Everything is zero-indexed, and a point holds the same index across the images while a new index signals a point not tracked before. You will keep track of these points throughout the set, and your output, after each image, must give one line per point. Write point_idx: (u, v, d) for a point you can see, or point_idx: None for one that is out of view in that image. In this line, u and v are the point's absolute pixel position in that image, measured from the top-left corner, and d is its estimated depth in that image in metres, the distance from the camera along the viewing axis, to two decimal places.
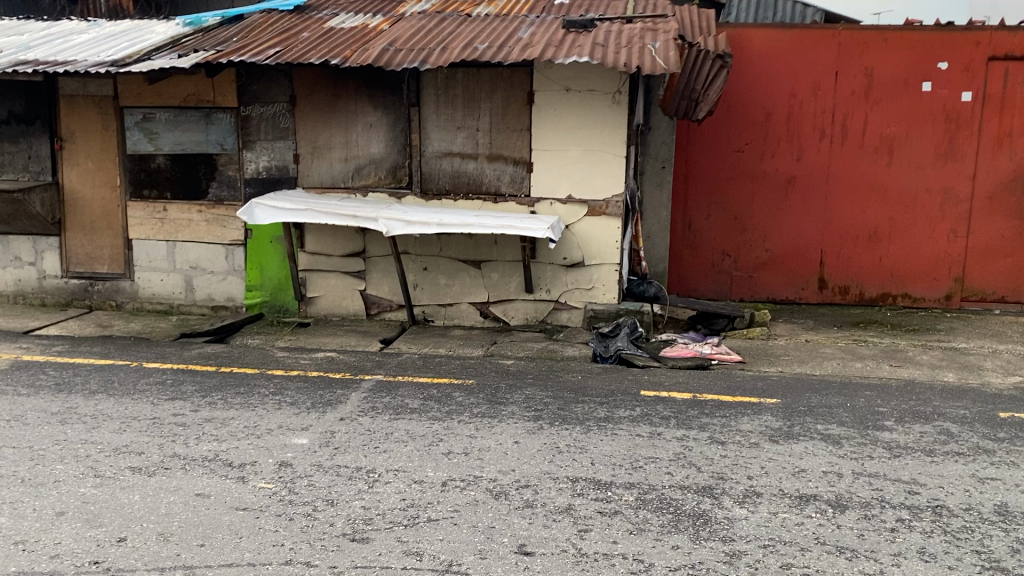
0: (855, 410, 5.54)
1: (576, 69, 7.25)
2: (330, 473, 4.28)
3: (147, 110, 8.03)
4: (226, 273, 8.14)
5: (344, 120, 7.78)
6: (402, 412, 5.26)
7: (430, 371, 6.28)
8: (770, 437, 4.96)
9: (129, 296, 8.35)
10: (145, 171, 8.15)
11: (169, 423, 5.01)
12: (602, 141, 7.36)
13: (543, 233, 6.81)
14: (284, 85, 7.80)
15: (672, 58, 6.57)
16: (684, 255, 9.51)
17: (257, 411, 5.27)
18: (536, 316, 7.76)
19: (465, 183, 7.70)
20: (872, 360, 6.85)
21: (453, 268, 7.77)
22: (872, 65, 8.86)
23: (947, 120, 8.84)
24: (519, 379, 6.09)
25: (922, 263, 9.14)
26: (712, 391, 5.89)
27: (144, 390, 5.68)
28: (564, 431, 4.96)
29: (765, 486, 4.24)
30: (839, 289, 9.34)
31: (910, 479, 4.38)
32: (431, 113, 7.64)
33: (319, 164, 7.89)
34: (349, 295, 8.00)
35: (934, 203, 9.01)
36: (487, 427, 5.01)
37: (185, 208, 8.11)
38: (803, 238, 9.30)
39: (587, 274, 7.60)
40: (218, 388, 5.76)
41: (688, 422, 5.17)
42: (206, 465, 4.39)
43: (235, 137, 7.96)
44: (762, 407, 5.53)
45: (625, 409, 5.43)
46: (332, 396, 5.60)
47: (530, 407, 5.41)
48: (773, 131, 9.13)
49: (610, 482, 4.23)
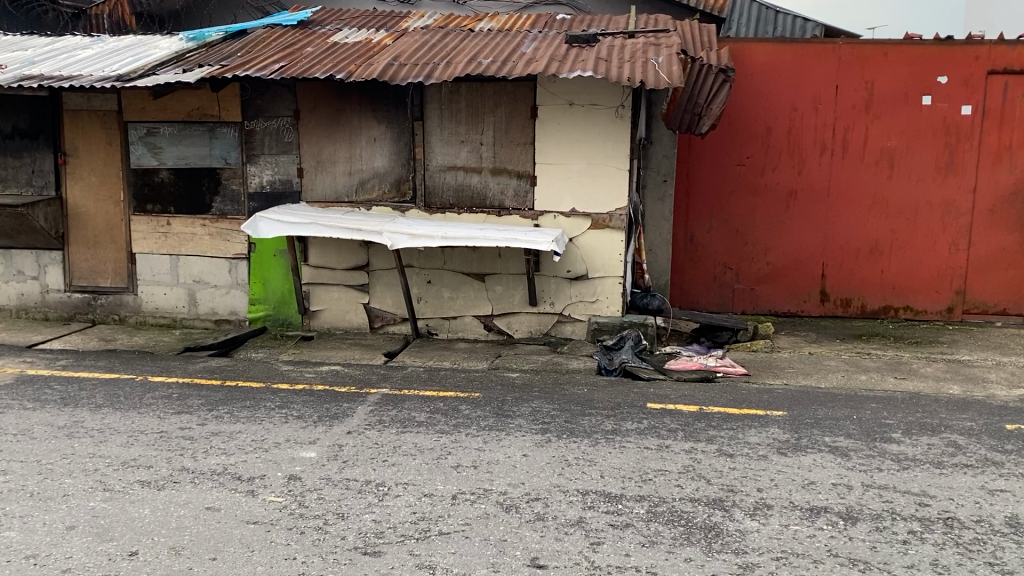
0: (862, 422, 5.54)
1: (580, 83, 7.29)
2: (340, 487, 4.27)
3: (151, 125, 8.05)
4: (230, 287, 8.14)
5: (348, 134, 7.81)
6: (410, 425, 5.25)
7: (436, 384, 6.28)
8: (778, 449, 4.97)
9: (132, 309, 8.34)
10: (149, 185, 8.16)
11: (176, 437, 5.00)
12: (606, 155, 7.39)
13: (548, 246, 6.80)
14: (288, 100, 7.83)
15: (675, 72, 6.60)
16: (686, 268, 9.54)
17: (264, 424, 5.26)
18: (539, 328, 7.76)
19: (469, 197, 7.72)
20: (877, 373, 6.86)
21: (457, 281, 7.77)
22: (872, 79, 8.91)
23: (947, 133, 8.89)
24: (525, 392, 6.09)
25: (923, 276, 9.17)
26: (719, 404, 5.89)
27: (150, 404, 5.66)
28: (572, 444, 4.96)
29: (776, 498, 4.24)
30: (841, 301, 9.36)
31: (920, 492, 4.37)
32: (435, 127, 7.66)
33: (323, 178, 7.92)
34: (353, 308, 8.00)
35: (936, 216, 9.04)
36: (495, 440, 5.00)
37: (189, 222, 8.12)
38: (805, 251, 9.32)
39: (590, 287, 7.60)
40: (224, 402, 5.75)
41: (696, 434, 5.18)
42: (215, 479, 4.38)
43: (239, 151, 7.98)
44: (769, 420, 5.53)
45: (632, 421, 5.43)
46: (339, 409, 5.59)
47: (537, 420, 5.40)
48: (774, 145, 9.17)
49: (620, 495, 4.22)
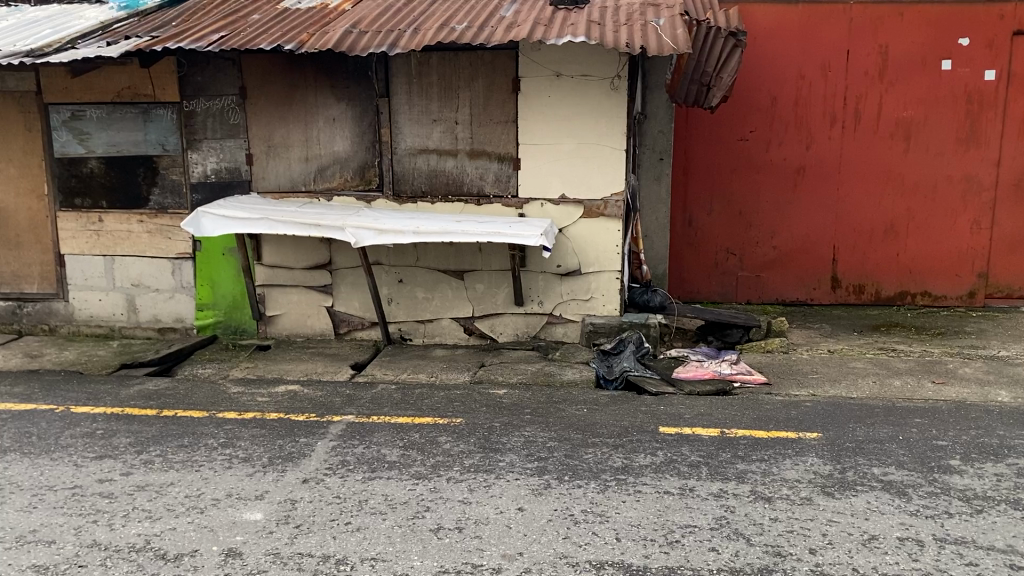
0: (911, 445, 4.69)
1: (569, 51, 6.34)
2: (289, 568, 3.38)
3: (76, 107, 7.01)
4: (174, 290, 7.17)
5: (303, 114, 6.83)
6: (379, 469, 4.35)
7: (410, 408, 5.36)
8: (822, 489, 4.12)
9: (63, 318, 7.34)
10: (77, 176, 7.14)
11: (91, 496, 4.07)
12: (599, 133, 6.47)
13: (536, 241, 5.90)
14: (233, 75, 6.81)
15: (681, 37, 5.68)
16: (685, 255, 8.70)
17: (202, 473, 4.34)
18: (527, 331, 6.88)
19: (443, 184, 6.78)
20: (911, 377, 6.01)
21: (431, 280, 6.86)
22: (886, 43, 8.04)
23: (969, 102, 8.06)
24: (516, 416, 5.19)
25: (943, 258, 8.38)
26: (742, 425, 5.04)
27: (67, 446, 4.72)
28: (576, 490, 4.09)
29: (835, 566, 3.40)
30: (854, 288, 8.56)
31: (1006, 548, 3.55)
32: (402, 104, 6.70)
33: (275, 165, 6.95)
34: (315, 312, 7.07)
35: (956, 193, 8.24)
36: (482, 487, 4.12)
37: (124, 217, 7.12)
38: (814, 233, 8.50)
39: (584, 284, 6.72)
40: (158, 440, 4.83)
41: (722, 471, 4.33)
42: (131, 560, 3.46)
43: (178, 135, 6.98)
44: (805, 446, 4.69)
45: (644, 454, 4.56)
46: (294, 447, 4.68)
47: (531, 455, 4.52)
48: (779, 117, 8.31)
49: (642, 568, 3.37)
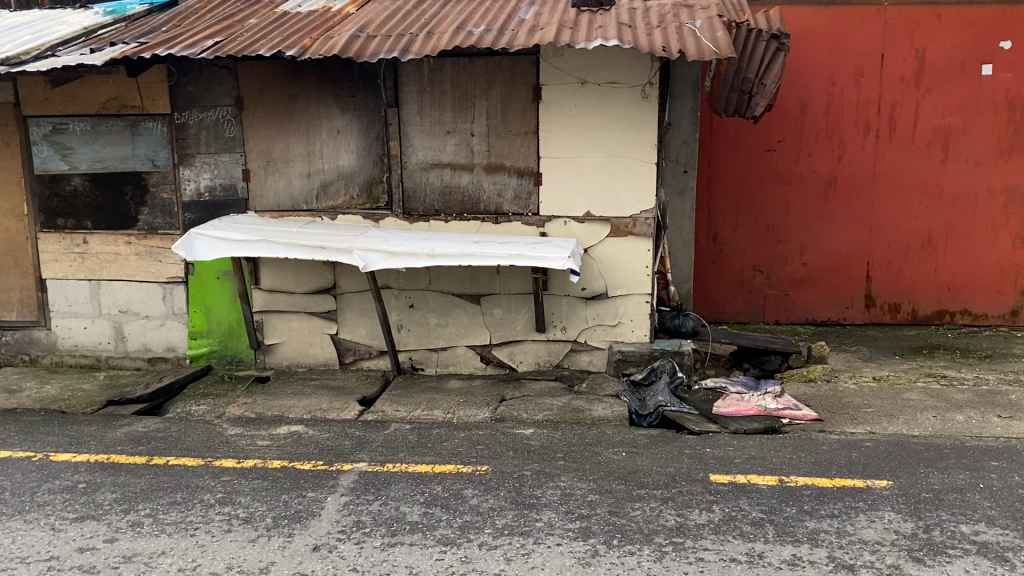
0: (997, 496, 4.16)
1: (595, 56, 5.83)
2: None
3: (57, 119, 6.48)
4: (165, 317, 6.62)
5: (305, 125, 6.30)
6: (400, 532, 3.81)
7: (428, 454, 4.81)
8: (911, 554, 3.59)
9: (46, 347, 6.79)
10: (59, 195, 6.60)
11: (68, 572, 3.51)
12: (627, 145, 5.95)
13: (563, 264, 5.35)
14: (228, 84, 6.28)
15: (722, 40, 5.17)
16: (709, 273, 8.19)
17: (198, 539, 3.78)
18: (549, 360, 6.34)
19: (458, 201, 6.26)
20: (975, 411, 5.47)
21: (445, 305, 6.33)
22: (923, 46, 7.56)
23: (1011, 108, 7.57)
24: (547, 462, 4.65)
25: (984, 274, 7.88)
26: (801, 471, 4.51)
27: (43, 505, 4.16)
28: (629, 559, 3.55)
29: None
30: (889, 306, 8.05)
31: None
32: (413, 114, 6.17)
33: (275, 181, 6.42)
34: (318, 341, 6.53)
35: (997, 205, 7.75)
36: (521, 556, 3.58)
37: (111, 238, 6.57)
38: (847, 249, 7.99)
39: (611, 308, 6.20)
40: (146, 496, 4.27)
41: (792, 532, 3.79)
42: None
43: (169, 149, 6.44)
44: (878, 498, 4.15)
45: (699, 510, 4.03)
46: (301, 505, 4.13)
47: (572, 514, 3.98)
48: (810, 125, 7.81)
49: None
